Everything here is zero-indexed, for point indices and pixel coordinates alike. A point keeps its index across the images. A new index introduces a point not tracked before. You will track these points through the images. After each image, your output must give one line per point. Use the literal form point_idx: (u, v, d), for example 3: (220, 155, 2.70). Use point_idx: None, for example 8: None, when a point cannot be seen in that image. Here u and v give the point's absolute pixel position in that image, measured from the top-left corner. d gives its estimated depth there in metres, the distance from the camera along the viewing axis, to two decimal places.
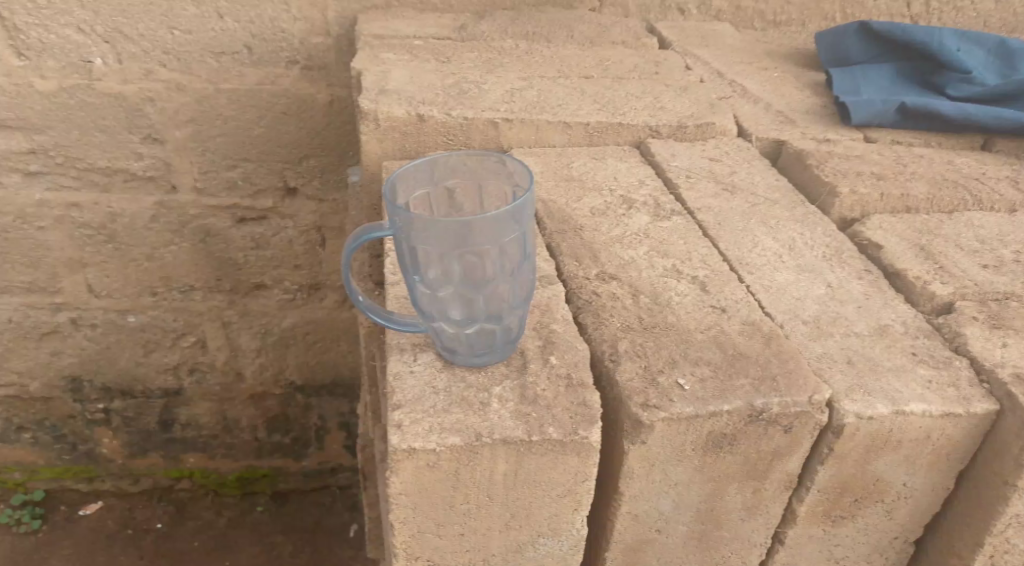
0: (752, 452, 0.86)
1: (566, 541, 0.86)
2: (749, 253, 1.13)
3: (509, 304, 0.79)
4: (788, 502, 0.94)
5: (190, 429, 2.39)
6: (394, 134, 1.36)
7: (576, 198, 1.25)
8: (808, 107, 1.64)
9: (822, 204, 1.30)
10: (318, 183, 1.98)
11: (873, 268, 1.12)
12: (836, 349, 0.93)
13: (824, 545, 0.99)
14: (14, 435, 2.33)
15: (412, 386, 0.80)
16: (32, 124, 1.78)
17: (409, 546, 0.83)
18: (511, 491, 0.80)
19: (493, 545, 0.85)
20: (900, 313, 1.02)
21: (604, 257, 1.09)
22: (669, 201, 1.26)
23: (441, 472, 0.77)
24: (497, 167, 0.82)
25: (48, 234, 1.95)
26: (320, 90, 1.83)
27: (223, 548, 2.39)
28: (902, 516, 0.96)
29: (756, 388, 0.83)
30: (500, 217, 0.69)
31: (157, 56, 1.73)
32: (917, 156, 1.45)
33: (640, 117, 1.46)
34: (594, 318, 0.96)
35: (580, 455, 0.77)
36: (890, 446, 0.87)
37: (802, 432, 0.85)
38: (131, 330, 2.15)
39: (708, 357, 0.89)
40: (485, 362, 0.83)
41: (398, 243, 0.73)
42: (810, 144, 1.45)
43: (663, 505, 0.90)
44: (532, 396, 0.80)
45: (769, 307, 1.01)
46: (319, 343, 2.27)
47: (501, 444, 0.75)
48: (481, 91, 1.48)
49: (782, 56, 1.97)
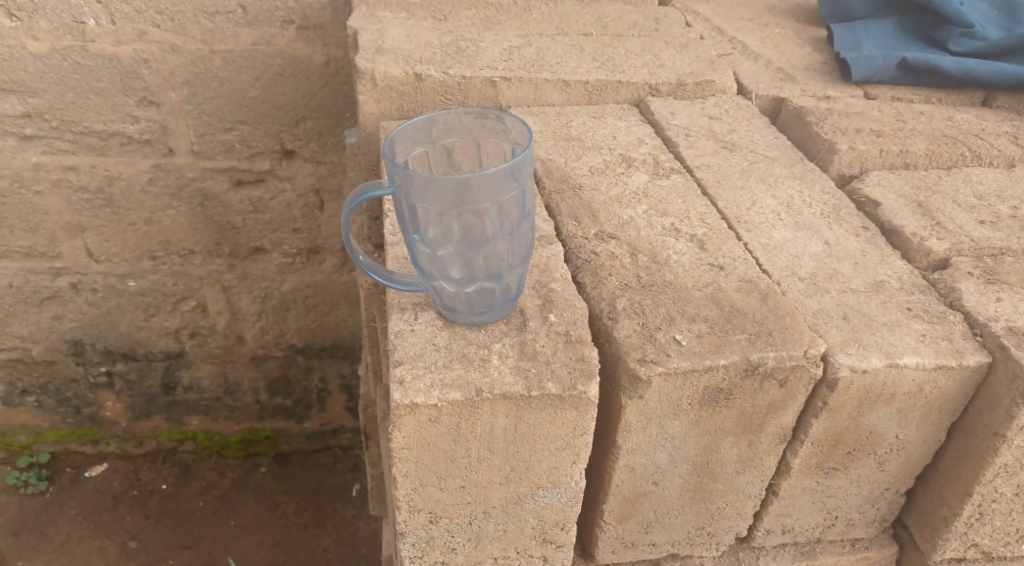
0: (747, 406, 0.88)
1: (564, 493, 0.89)
2: (748, 211, 1.13)
3: (509, 263, 0.79)
4: (783, 455, 0.96)
5: (193, 392, 2.42)
6: (391, 94, 1.35)
7: (575, 157, 1.25)
8: (809, 64, 1.62)
9: (821, 161, 1.30)
10: (316, 145, 1.97)
11: (870, 224, 1.12)
12: (832, 305, 0.94)
13: (817, 497, 1.01)
14: (17, 399, 2.36)
15: (413, 344, 0.81)
16: (25, 87, 1.76)
17: (412, 499, 0.86)
18: (512, 445, 0.82)
19: (494, 497, 0.88)
20: (896, 268, 1.03)
21: (603, 217, 1.09)
22: (668, 159, 1.25)
23: (443, 426, 0.78)
24: (495, 125, 0.82)
25: (46, 198, 1.94)
26: (316, 50, 1.81)
27: (227, 507, 2.44)
28: (894, 467, 0.99)
29: (753, 343, 0.85)
30: (499, 175, 0.69)
31: (151, 16, 1.70)
32: (917, 113, 1.44)
33: (640, 74, 1.45)
34: (592, 277, 0.96)
35: (579, 409, 0.79)
36: (883, 399, 0.89)
37: (797, 386, 0.86)
38: (132, 295, 2.15)
39: (706, 313, 0.90)
40: (485, 320, 0.84)
41: (397, 202, 0.73)
42: (809, 101, 1.45)
43: (660, 458, 0.92)
44: (531, 352, 0.81)
45: (766, 264, 1.02)
46: (320, 307, 2.28)
47: (501, 398, 0.77)
48: (479, 49, 1.47)
49: (783, 12, 1.94)
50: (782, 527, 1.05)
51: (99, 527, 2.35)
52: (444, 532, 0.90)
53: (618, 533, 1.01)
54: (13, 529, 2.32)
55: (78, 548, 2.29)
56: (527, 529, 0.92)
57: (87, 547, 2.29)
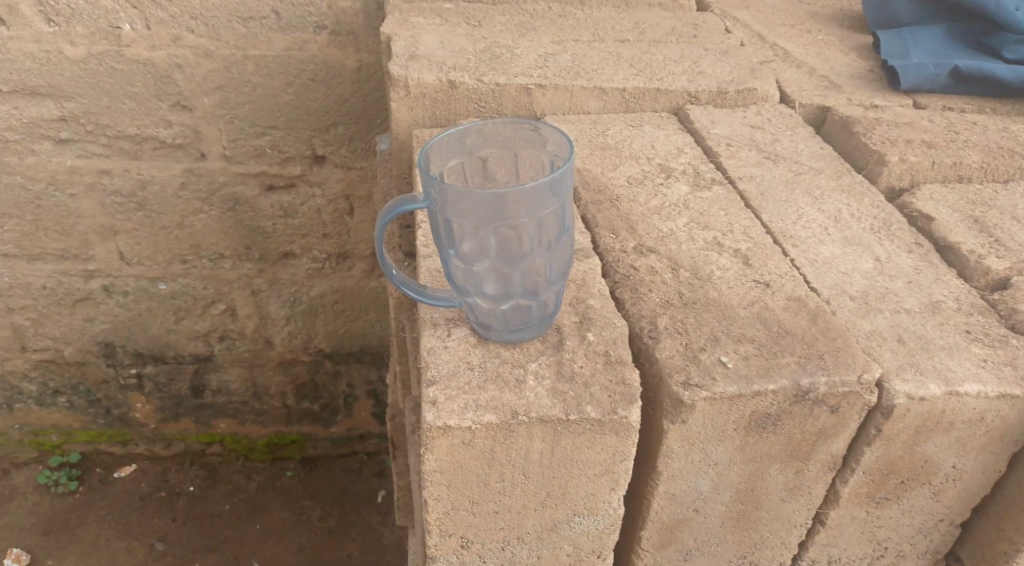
0: (796, 432, 0.83)
1: (602, 520, 0.85)
2: (793, 225, 1.08)
3: (546, 280, 0.76)
4: (831, 483, 0.91)
5: (221, 395, 2.43)
6: (425, 101, 1.33)
7: (612, 166, 1.21)
8: (855, 72, 1.56)
9: (869, 173, 1.24)
10: (347, 151, 1.96)
11: (923, 241, 1.07)
12: (885, 326, 0.90)
13: (866, 527, 0.96)
14: (49, 399, 2.38)
15: (447, 362, 0.78)
16: (62, 91, 1.78)
17: (443, 523, 0.82)
18: (549, 470, 0.78)
19: (528, 523, 0.84)
20: (953, 288, 0.98)
21: (642, 229, 1.05)
22: (709, 169, 1.21)
23: (477, 449, 0.75)
24: (532, 136, 0.79)
25: (80, 201, 1.96)
26: (348, 56, 1.80)
27: (254, 511, 2.44)
28: (949, 498, 0.93)
29: (803, 366, 0.81)
30: (537, 190, 0.67)
31: (185, 21, 1.70)
32: (971, 123, 1.38)
33: (679, 82, 1.41)
34: (631, 293, 0.93)
35: (619, 434, 0.75)
36: (941, 428, 0.84)
37: (849, 412, 0.82)
38: (162, 298, 2.17)
39: (752, 333, 0.86)
40: (520, 338, 0.81)
41: (431, 215, 0.71)
42: (856, 111, 1.39)
43: (701, 485, 0.88)
44: (569, 372, 0.78)
45: (814, 281, 0.97)
46: (347, 312, 2.27)
47: (538, 422, 0.73)
48: (514, 56, 1.44)
49: (826, 18, 1.88)
50: (828, 558, 1.00)
51: (127, 528, 2.35)
52: (476, 557, 0.87)
53: (655, 561, 0.97)
54: (44, 528, 2.33)
55: (107, 549, 2.30)
56: (562, 555, 0.88)
57: (115, 548, 2.30)
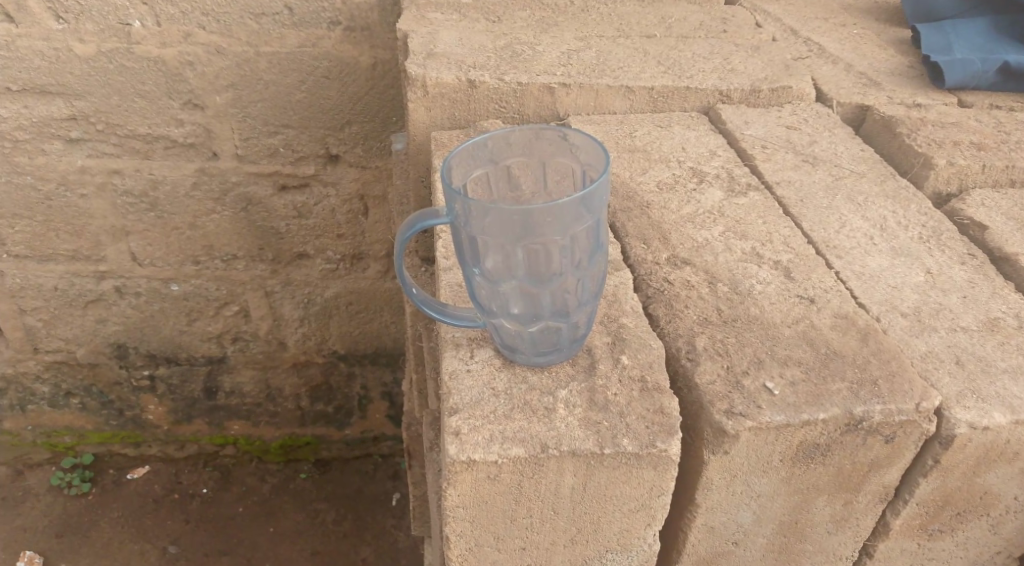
0: (846, 464, 0.77)
1: (635, 556, 0.79)
2: (836, 234, 1.02)
3: (577, 300, 0.70)
4: (882, 515, 0.84)
5: (234, 397, 2.39)
6: (443, 101, 1.27)
7: (641, 170, 1.15)
8: (893, 68, 1.49)
9: (914, 177, 1.17)
10: (362, 150, 1.91)
11: (977, 251, 1.00)
12: (941, 347, 0.83)
13: (917, 559, 0.90)
14: (62, 401, 2.36)
15: (470, 388, 0.73)
16: (71, 89, 1.74)
17: (466, 558, 0.77)
18: (580, 504, 0.73)
19: (556, 558, 0.79)
20: (1012, 303, 0.91)
21: (675, 239, 0.99)
22: (744, 174, 1.15)
23: (502, 483, 0.70)
24: (562, 144, 0.73)
25: (91, 201, 1.92)
26: (363, 53, 1.74)
27: (267, 513, 2.40)
28: (1009, 531, 0.87)
29: (856, 393, 0.74)
30: (569, 205, 0.60)
31: (197, 17, 1.65)
32: (1021, 122, 1.30)
33: (709, 80, 1.34)
34: (666, 310, 0.87)
35: (657, 469, 0.70)
36: (1005, 459, 0.77)
37: (905, 442, 0.76)
38: (175, 299, 2.13)
39: (799, 355, 0.79)
40: (549, 361, 0.75)
41: (454, 231, 0.65)
42: (899, 110, 1.32)
43: (742, 517, 0.82)
44: (602, 401, 0.72)
45: (862, 296, 0.90)
46: (362, 313, 2.22)
47: (569, 456, 0.68)
48: (536, 53, 1.38)
49: (860, 11, 1.80)
50: None
51: (141, 530, 2.33)
52: None
53: None
54: (58, 529, 2.31)
55: (120, 552, 2.27)
56: None
57: (129, 550, 2.27)
